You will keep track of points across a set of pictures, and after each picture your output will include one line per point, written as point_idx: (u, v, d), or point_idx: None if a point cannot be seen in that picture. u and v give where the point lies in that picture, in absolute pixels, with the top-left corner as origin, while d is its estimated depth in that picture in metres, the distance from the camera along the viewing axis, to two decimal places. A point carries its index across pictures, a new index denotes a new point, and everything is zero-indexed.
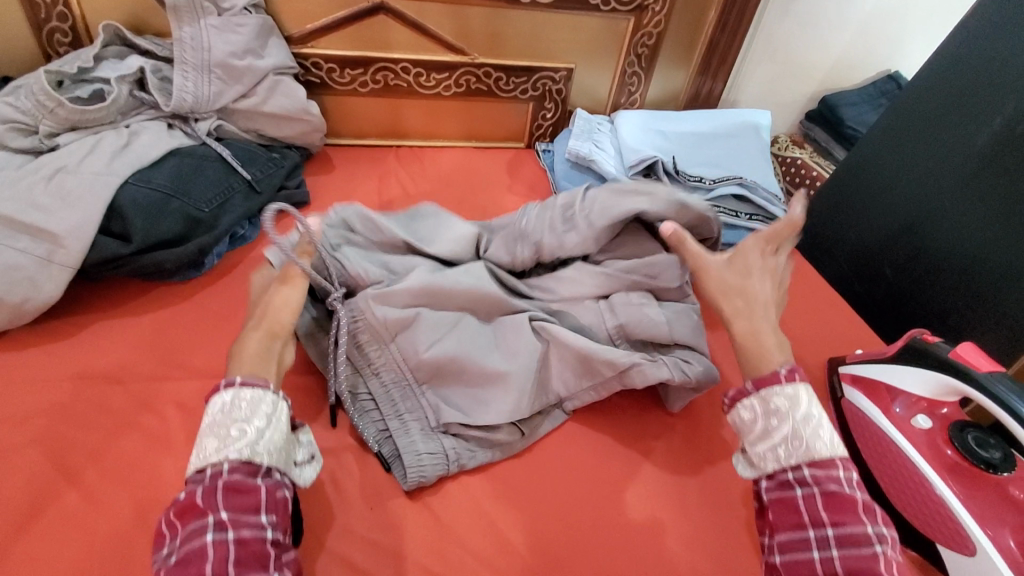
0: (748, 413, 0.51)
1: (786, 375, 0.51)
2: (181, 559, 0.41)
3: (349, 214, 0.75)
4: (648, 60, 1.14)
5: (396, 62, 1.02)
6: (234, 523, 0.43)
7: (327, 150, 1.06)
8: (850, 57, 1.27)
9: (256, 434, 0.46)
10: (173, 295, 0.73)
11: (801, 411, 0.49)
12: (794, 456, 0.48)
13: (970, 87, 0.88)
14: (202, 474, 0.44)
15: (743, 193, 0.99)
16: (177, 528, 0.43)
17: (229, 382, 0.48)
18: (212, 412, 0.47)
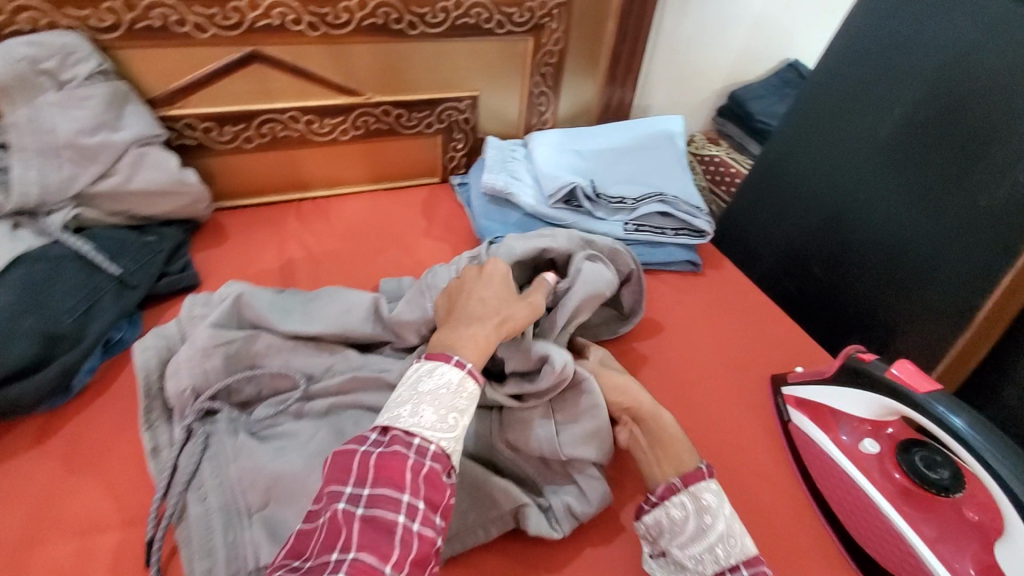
0: (679, 513, 0.55)
1: (707, 471, 0.57)
2: (372, 518, 0.46)
3: (228, 300, 0.69)
4: (554, 78, 1.10)
5: (282, 112, 0.92)
6: (421, 515, 0.47)
7: (219, 217, 0.96)
8: (751, 50, 1.27)
9: (461, 429, 0.53)
10: (41, 430, 0.63)
11: (726, 504, 0.55)
12: (731, 555, 0.52)
13: (865, 79, 0.88)
14: (412, 441, 0.50)
15: (667, 210, 0.95)
16: (372, 486, 0.47)
17: (462, 364, 0.56)
18: (437, 383, 0.54)
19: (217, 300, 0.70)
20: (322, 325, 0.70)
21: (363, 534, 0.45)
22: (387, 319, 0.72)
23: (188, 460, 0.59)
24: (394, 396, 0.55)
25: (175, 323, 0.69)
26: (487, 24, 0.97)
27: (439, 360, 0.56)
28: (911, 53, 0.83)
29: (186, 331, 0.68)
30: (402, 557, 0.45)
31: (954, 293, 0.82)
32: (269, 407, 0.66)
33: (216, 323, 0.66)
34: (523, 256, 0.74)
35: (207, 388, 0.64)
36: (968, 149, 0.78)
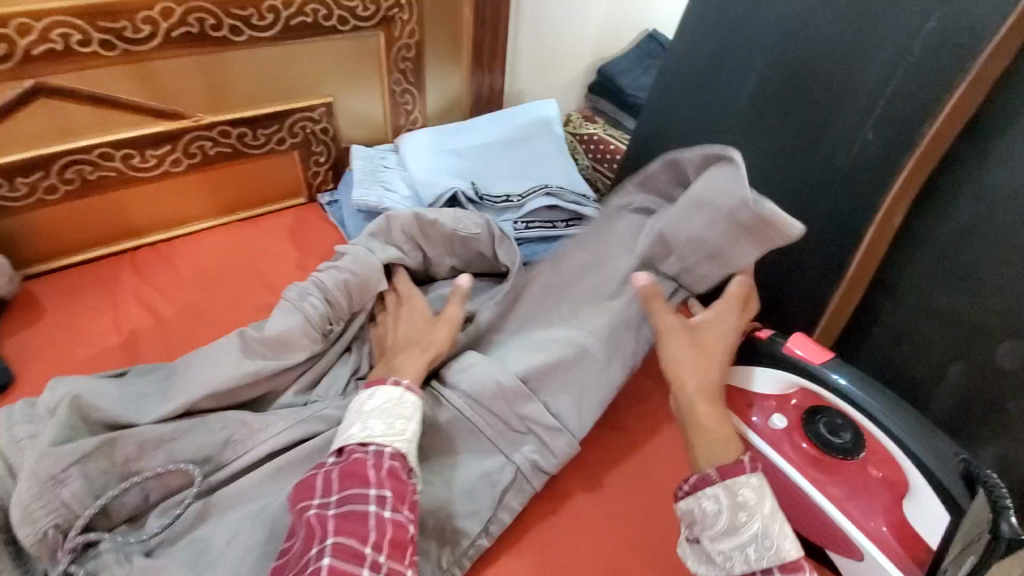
0: (712, 507, 0.51)
1: (749, 465, 0.51)
2: (346, 513, 0.49)
3: (63, 407, 0.58)
4: (415, 72, 1.01)
5: (89, 150, 0.76)
6: (390, 505, 0.50)
7: (30, 288, 0.78)
8: (611, 24, 1.26)
9: (412, 434, 0.57)
10: None
11: (767, 500, 0.50)
12: (764, 557, 0.48)
13: (720, 49, 0.89)
14: (367, 449, 0.53)
15: (553, 201, 0.92)
16: (339, 487, 0.50)
17: (399, 381, 0.60)
18: (381, 402, 0.58)
19: (49, 412, 0.59)
20: (191, 391, 0.63)
21: (339, 525, 0.48)
22: (258, 337, 0.66)
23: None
24: (343, 424, 0.58)
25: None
26: (328, 22, 0.86)
27: (375, 385, 0.60)
28: (755, 22, 0.84)
29: (15, 460, 0.58)
30: (380, 539, 0.48)
31: (826, 251, 0.84)
32: (163, 515, 0.59)
33: (53, 443, 0.56)
34: (374, 234, 0.79)
35: (75, 520, 0.56)
36: (819, 111, 0.81)
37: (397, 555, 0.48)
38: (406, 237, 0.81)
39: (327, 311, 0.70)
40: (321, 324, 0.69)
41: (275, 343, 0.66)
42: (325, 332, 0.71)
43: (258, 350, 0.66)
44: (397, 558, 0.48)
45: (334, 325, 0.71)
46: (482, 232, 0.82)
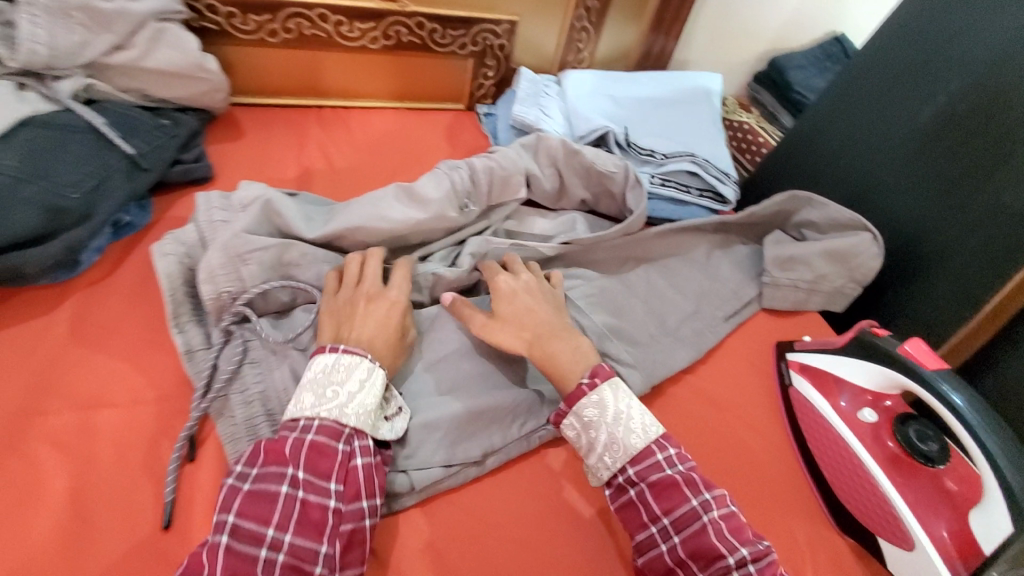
0: (573, 432, 0.58)
1: (589, 385, 0.58)
2: (257, 492, 0.48)
3: (257, 206, 0.67)
4: (599, 15, 1.05)
5: (310, 7, 0.86)
6: (304, 482, 0.49)
7: (233, 111, 0.91)
8: (798, 18, 1.24)
9: (347, 398, 0.54)
10: (43, 301, 0.60)
11: (611, 414, 0.57)
12: (617, 460, 0.56)
13: (913, 62, 0.84)
14: (295, 424, 0.52)
15: (696, 169, 0.93)
16: (260, 462, 0.50)
17: (331, 349, 0.56)
18: (314, 371, 0.55)
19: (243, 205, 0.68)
20: (350, 218, 0.71)
21: (243, 504, 0.47)
22: (410, 189, 0.75)
23: (228, 360, 0.60)
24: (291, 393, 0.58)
25: (194, 226, 0.66)
26: None
27: (312, 352, 0.57)
28: (961, 43, 0.79)
29: (205, 234, 0.66)
30: (283, 519, 0.47)
31: (961, 288, 0.82)
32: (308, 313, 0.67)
33: (246, 230, 0.65)
34: (527, 146, 0.85)
35: (243, 294, 0.64)
36: (1003, 148, 0.76)
37: (306, 532, 0.48)
38: (549, 161, 0.85)
39: (466, 191, 0.78)
40: (462, 196, 0.78)
41: (423, 200, 0.74)
42: (462, 206, 0.78)
43: (405, 200, 0.74)
44: (310, 535, 0.48)
45: (471, 203, 0.79)
46: (619, 172, 0.86)
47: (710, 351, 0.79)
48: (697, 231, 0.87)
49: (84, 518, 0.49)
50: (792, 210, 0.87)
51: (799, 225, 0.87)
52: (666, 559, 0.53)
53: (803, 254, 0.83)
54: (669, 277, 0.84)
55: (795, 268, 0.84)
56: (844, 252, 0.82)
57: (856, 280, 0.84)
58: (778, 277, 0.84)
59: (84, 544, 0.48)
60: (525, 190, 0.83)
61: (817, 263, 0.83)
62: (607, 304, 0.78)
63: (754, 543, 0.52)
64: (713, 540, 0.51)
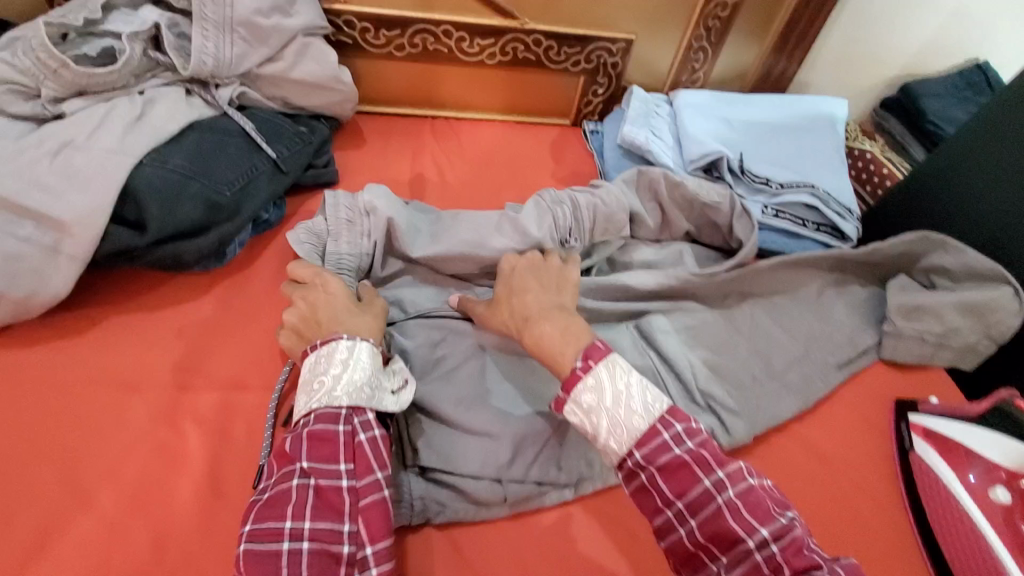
0: (576, 418, 0.55)
1: (581, 368, 0.54)
2: (272, 497, 0.50)
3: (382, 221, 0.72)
4: (719, 34, 1.02)
5: (437, 24, 0.90)
6: (309, 470, 0.51)
7: (357, 119, 0.97)
8: (937, 42, 1.14)
9: (333, 385, 0.55)
10: (193, 287, 0.68)
11: (610, 397, 0.53)
12: (623, 445, 0.52)
13: None
14: (297, 425, 0.54)
15: (815, 202, 0.88)
16: (274, 471, 0.52)
17: (309, 347, 0.57)
18: (304, 374, 0.57)
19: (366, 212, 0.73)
20: (455, 242, 0.74)
21: (260, 510, 0.49)
22: (514, 219, 0.76)
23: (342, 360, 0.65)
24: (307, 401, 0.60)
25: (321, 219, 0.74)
26: None
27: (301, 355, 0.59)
28: None
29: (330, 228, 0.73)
30: (299, 505, 0.49)
31: None
32: (423, 328, 0.71)
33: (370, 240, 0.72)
34: (627, 180, 0.84)
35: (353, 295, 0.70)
36: None
37: (324, 515, 0.49)
38: (651, 196, 0.84)
39: (564, 229, 0.78)
40: (564, 232, 0.78)
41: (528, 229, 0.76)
42: (564, 243, 0.78)
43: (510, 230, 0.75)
44: (331, 517, 0.49)
45: (574, 240, 0.78)
46: (726, 204, 0.83)
47: (821, 401, 0.74)
48: (810, 265, 0.82)
49: (216, 491, 0.54)
50: (918, 254, 0.80)
51: (926, 270, 0.80)
52: (687, 544, 0.49)
53: (934, 305, 0.76)
54: (777, 312, 0.80)
55: (924, 319, 0.76)
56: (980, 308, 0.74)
57: (991, 338, 0.76)
58: (902, 327, 0.76)
59: (217, 513, 0.53)
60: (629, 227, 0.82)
61: (950, 317, 0.75)
62: (711, 338, 0.77)
63: (774, 518, 0.47)
64: (732, 526, 0.47)
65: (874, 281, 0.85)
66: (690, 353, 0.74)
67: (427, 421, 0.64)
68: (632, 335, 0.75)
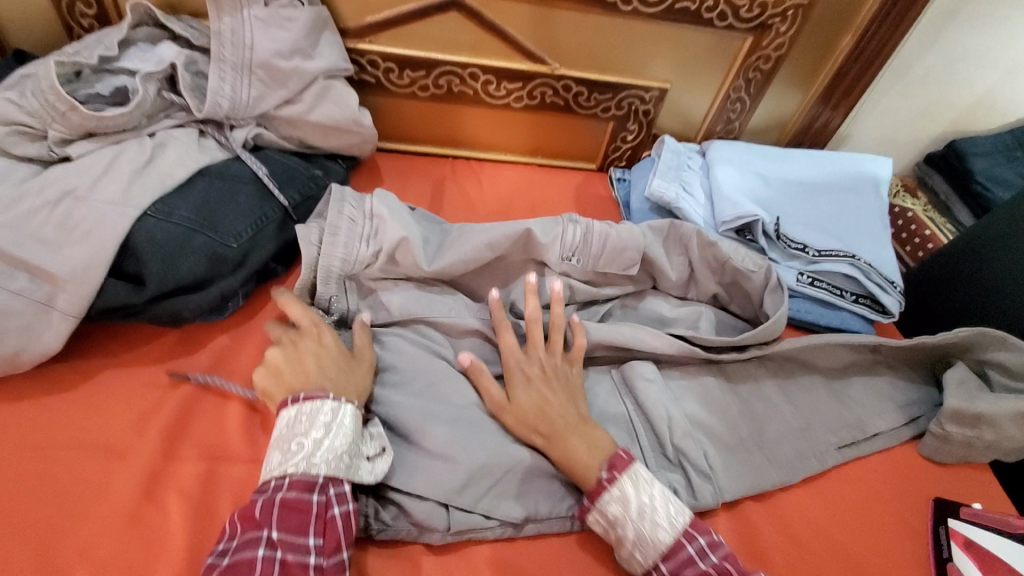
0: (598, 527, 0.58)
1: (608, 480, 0.58)
2: (235, 562, 0.48)
3: (397, 237, 0.69)
4: (759, 85, 0.97)
5: (463, 66, 0.87)
6: (280, 541, 0.49)
7: (375, 157, 0.94)
8: (992, 98, 1.08)
9: (312, 447, 0.54)
10: (192, 343, 0.65)
11: (634, 509, 0.56)
12: (648, 557, 0.55)
13: None
14: (268, 485, 0.52)
15: (855, 273, 0.82)
16: (237, 534, 0.50)
17: (291, 401, 0.55)
18: (280, 427, 0.56)
19: (377, 223, 0.70)
20: (463, 251, 0.72)
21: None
22: (529, 235, 0.73)
23: None
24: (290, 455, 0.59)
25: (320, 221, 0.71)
26: (708, 15, 0.86)
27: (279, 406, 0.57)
28: None
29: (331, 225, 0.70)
30: None
31: None
32: (404, 340, 0.69)
33: (378, 254, 0.70)
34: (656, 228, 0.79)
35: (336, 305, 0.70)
36: None
37: None
38: (681, 252, 0.80)
39: (573, 251, 0.75)
40: (567, 249, 0.75)
41: (541, 249, 0.74)
42: (564, 259, 0.75)
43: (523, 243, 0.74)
44: None
45: (577, 260, 0.75)
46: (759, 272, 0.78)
47: (821, 473, 0.70)
48: (847, 346, 0.76)
49: None
50: (974, 348, 0.75)
51: (981, 364, 0.76)
52: None
53: (994, 415, 0.69)
54: (809, 393, 0.75)
55: (978, 427, 0.70)
56: None
57: None
58: (952, 432, 0.71)
59: None
60: (637, 266, 0.77)
61: (1005, 427, 0.70)
62: (705, 394, 0.72)
63: None
64: None
65: (921, 371, 0.79)
66: (674, 406, 0.69)
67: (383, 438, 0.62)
68: (611, 378, 0.72)
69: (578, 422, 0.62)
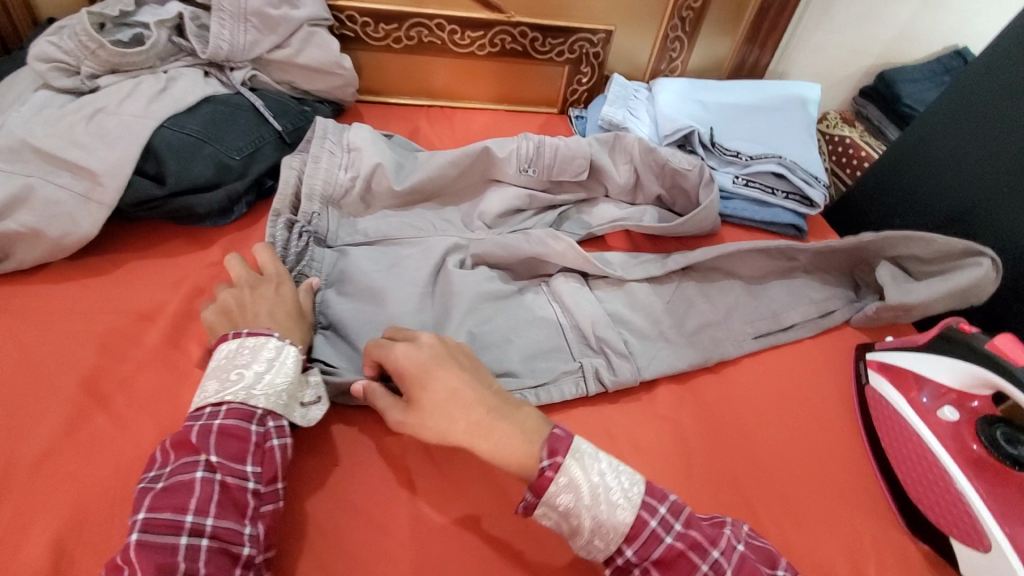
0: (548, 519, 0.52)
1: (550, 469, 0.51)
2: (171, 485, 0.49)
3: (370, 164, 0.80)
4: (693, 24, 1.09)
5: (430, 18, 1.00)
6: (219, 466, 0.50)
7: (359, 106, 1.06)
8: (911, 29, 1.20)
9: (253, 378, 0.55)
10: (202, 240, 0.76)
11: (587, 493, 0.51)
12: (609, 543, 0.51)
13: None
14: (201, 413, 0.53)
15: (782, 171, 0.93)
16: (172, 459, 0.51)
17: (236, 334, 0.58)
18: (219, 358, 0.57)
19: (354, 148, 0.81)
20: (430, 168, 0.82)
21: (156, 500, 0.48)
22: (487, 153, 0.85)
23: None
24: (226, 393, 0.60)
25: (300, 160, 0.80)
26: None
27: (218, 340, 0.59)
28: None
29: (311, 156, 0.80)
30: (199, 504, 0.48)
31: None
32: (369, 255, 0.75)
33: (354, 178, 0.80)
34: (602, 140, 0.90)
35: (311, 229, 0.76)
36: None
37: (227, 514, 0.49)
38: (626, 159, 0.91)
39: (527, 163, 0.86)
40: (522, 161, 0.86)
41: (499, 163, 0.86)
42: (520, 170, 0.86)
43: (483, 160, 0.85)
44: (235, 516, 0.50)
45: (532, 170, 0.87)
46: (693, 170, 0.88)
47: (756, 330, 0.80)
48: (763, 253, 0.83)
49: None
50: (884, 248, 0.82)
51: (897, 259, 0.82)
52: None
53: (926, 301, 0.76)
54: (729, 295, 0.81)
55: (909, 310, 0.78)
56: (960, 294, 0.75)
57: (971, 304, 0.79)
58: (883, 315, 0.80)
59: None
60: (586, 173, 0.88)
61: (936, 306, 0.77)
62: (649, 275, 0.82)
63: None
64: None
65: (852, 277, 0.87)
66: (598, 306, 0.76)
67: (325, 331, 0.69)
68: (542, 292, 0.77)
69: (487, 415, 0.54)
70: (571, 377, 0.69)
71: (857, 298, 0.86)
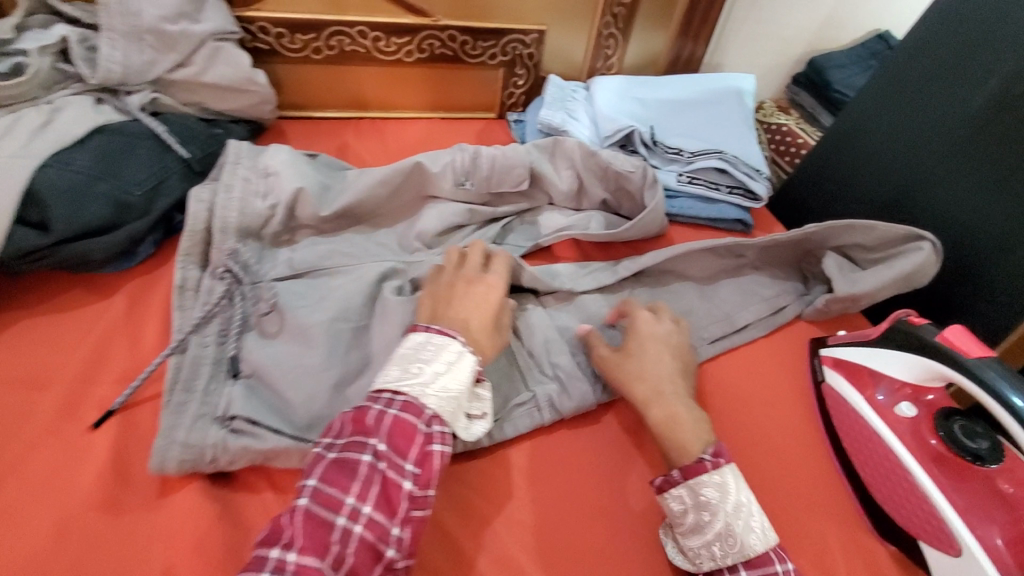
0: (677, 505, 0.54)
1: (711, 463, 0.54)
2: (342, 461, 0.46)
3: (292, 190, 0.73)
4: (625, 20, 1.06)
5: (351, 26, 0.93)
6: (386, 459, 0.47)
7: (281, 123, 0.99)
8: (837, 15, 1.21)
9: (430, 378, 0.51)
10: (104, 288, 0.68)
11: (732, 501, 0.53)
12: (730, 555, 0.52)
13: (951, 52, 0.81)
14: (379, 397, 0.50)
15: (725, 166, 0.92)
16: (346, 433, 0.48)
17: (426, 326, 0.55)
18: (405, 346, 0.54)
19: (272, 172, 0.74)
20: (358, 189, 0.77)
21: (327, 472, 0.46)
22: (420, 168, 0.79)
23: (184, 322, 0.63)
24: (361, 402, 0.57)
25: (213, 186, 0.72)
26: None
27: (412, 327, 0.56)
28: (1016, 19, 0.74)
29: (225, 182, 0.72)
30: (363, 493, 0.45)
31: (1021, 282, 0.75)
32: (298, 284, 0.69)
33: (275, 206, 0.73)
34: (542, 146, 0.87)
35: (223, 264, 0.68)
36: None
37: (382, 506, 0.46)
38: (568, 164, 0.87)
39: (464, 176, 0.82)
40: (458, 173, 0.82)
41: (434, 179, 0.81)
42: (458, 184, 0.82)
43: (416, 176, 0.80)
44: (385, 511, 0.46)
45: (469, 183, 0.82)
46: (636, 171, 0.85)
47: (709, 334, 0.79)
48: (712, 253, 0.81)
49: (123, 474, 0.53)
50: (829, 238, 0.82)
51: (843, 248, 0.82)
52: None
53: (873, 289, 0.76)
54: (681, 299, 0.80)
55: (856, 300, 0.78)
56: (906, 278, 0.75)
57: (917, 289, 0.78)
58: (832, 306, 0.80)
59: (122, 499, 0.52)
60: (526, 182, 0.84)
61: (882, 293, 0.76)
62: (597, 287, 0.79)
63: None
64: None
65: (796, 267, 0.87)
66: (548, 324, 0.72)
67: (249, 379, 0.60)
68: None
69: (680, 393, 0.61)
70: (524, 410, 0.64)
71: (806, 289, 0.86)
